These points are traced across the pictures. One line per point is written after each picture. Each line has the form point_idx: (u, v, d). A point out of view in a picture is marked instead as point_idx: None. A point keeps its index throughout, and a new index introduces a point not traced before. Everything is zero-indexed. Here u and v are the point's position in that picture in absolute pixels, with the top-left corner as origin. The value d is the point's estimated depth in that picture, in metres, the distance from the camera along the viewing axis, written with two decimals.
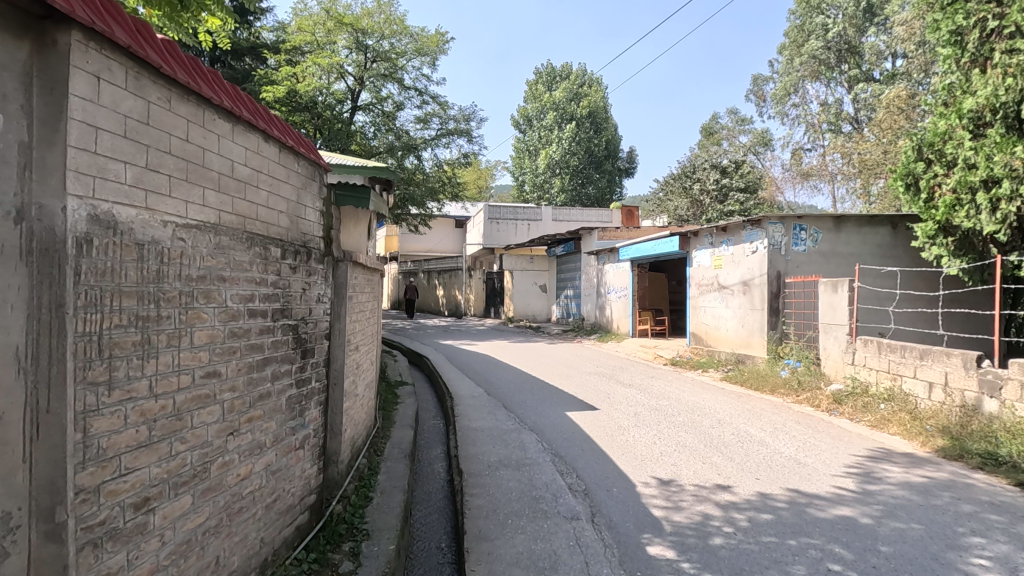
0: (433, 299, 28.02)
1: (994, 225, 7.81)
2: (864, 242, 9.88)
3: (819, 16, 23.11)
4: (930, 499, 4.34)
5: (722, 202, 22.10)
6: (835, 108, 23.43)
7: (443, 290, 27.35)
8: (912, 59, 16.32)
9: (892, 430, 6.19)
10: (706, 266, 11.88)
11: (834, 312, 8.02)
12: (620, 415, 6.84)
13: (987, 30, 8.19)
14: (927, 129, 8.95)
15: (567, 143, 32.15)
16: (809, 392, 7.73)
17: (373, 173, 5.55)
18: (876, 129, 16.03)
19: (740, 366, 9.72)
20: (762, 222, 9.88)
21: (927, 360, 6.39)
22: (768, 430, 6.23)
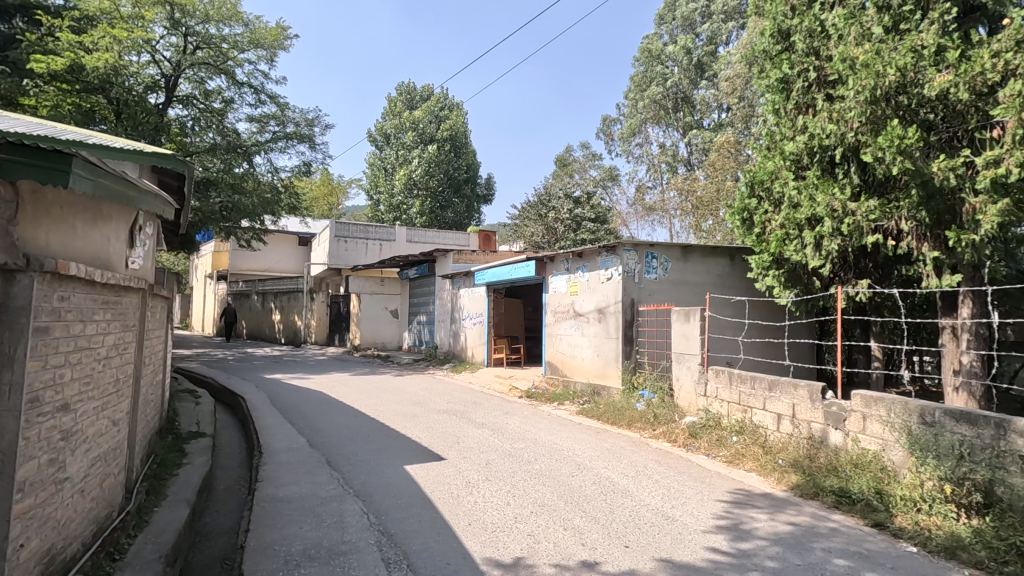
0: (268, 325, 24.86)
1: (818, 260, 8.13)
2: (707, 271, 10.14)
3: (659, 65, 25.12)
4: (804, 554, 3.84)
5: (575, 230, 22.68)
6: (672, 151, 25.60)
7: (279, 315, 24.28)
8: (736, 110, 18.14)
9: (747, 467, 5.94)
10: (562, 293, 11.54)
11: (686, 342, 7.88)
12: (469, 466, 5.80)
13: (810, 80, 8.37)
14: (756, 167, 9.25)
15: (426, 163, 31.16)
16: (665, 425, 7.41)
17: (151, 162, 4.02)
18: (709, 170, 17.42)
19: (596, 398, 9.32)
20: (616, 248, 9.74)
21: (775, 391, 6.29)
22: (630, 475, 5.61)
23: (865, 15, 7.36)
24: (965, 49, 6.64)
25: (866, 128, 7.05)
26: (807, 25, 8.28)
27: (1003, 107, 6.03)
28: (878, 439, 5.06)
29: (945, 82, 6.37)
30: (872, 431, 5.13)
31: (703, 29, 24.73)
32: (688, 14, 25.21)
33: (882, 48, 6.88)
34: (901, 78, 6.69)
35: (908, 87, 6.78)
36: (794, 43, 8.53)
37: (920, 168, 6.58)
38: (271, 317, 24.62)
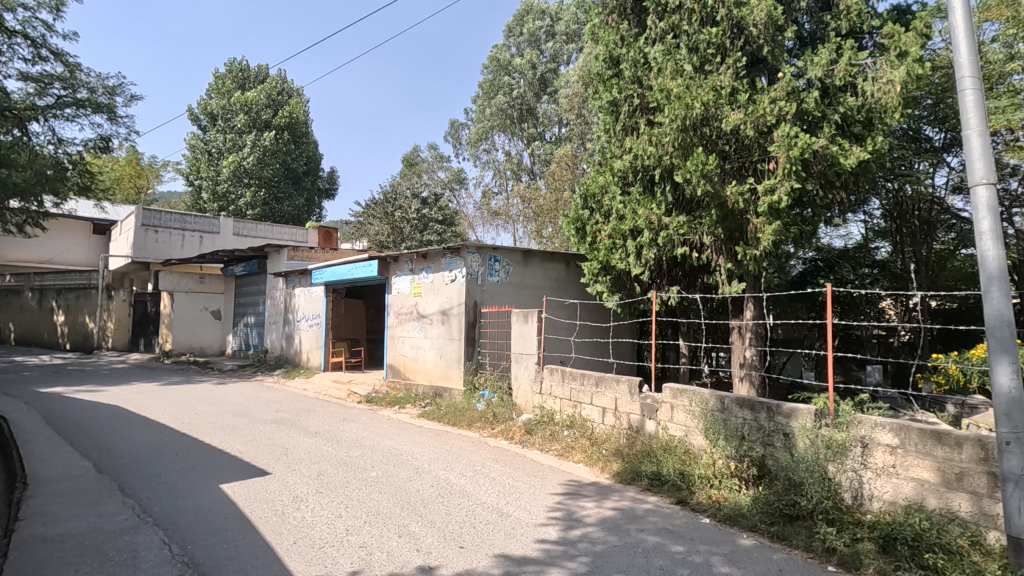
0: (47, 327, 20.64)
1: (639, 268, 9.07)
2: (545, 275, 10.69)
3: (506, 76, 26.02)
4: (622, 535, 4.18)
5: (422, 231, 22.49)
6: (516, 159, 26.69)
7: (65, 316, 20.32)
8: (574, 126, 19.49)
9: (576, 459, 6.35)
10: (405, 294, 11.34)
11: (524, 342, 8.21)
12: (298, 479, 5.36)
13: (635, 105, 9.28)
14: (590, 181, 10.02)
15: (260, 150, 28.48)
16: (503, 424, 7.64)
17: None
18: (549, 180, 18.49)
19: (438, 400, 9.30)
20: (460, 251, 9.83)
21: (601, 387, 6.82)
22: (468, 475, 5.66)
23: (679, 55, 8.37)
24: (751, 94, 7.86)
25: (678, 153, 8.04)
26: (633, 56, 9.16)
27: (777, 146, 7.30)
28: (682, 426, 5.75)
29: (736, 119, 7.50)
30: (678, 419, 5.80)
31: (547, 47, 26.19)
32: (534, 31, 26.49)
33: (691, 84, 7.87)
34: (705, 112, 7.69)
35: (710, 119, 7.78)
36: (623, 70, 9.40)
37: (718, 191, 7.71)
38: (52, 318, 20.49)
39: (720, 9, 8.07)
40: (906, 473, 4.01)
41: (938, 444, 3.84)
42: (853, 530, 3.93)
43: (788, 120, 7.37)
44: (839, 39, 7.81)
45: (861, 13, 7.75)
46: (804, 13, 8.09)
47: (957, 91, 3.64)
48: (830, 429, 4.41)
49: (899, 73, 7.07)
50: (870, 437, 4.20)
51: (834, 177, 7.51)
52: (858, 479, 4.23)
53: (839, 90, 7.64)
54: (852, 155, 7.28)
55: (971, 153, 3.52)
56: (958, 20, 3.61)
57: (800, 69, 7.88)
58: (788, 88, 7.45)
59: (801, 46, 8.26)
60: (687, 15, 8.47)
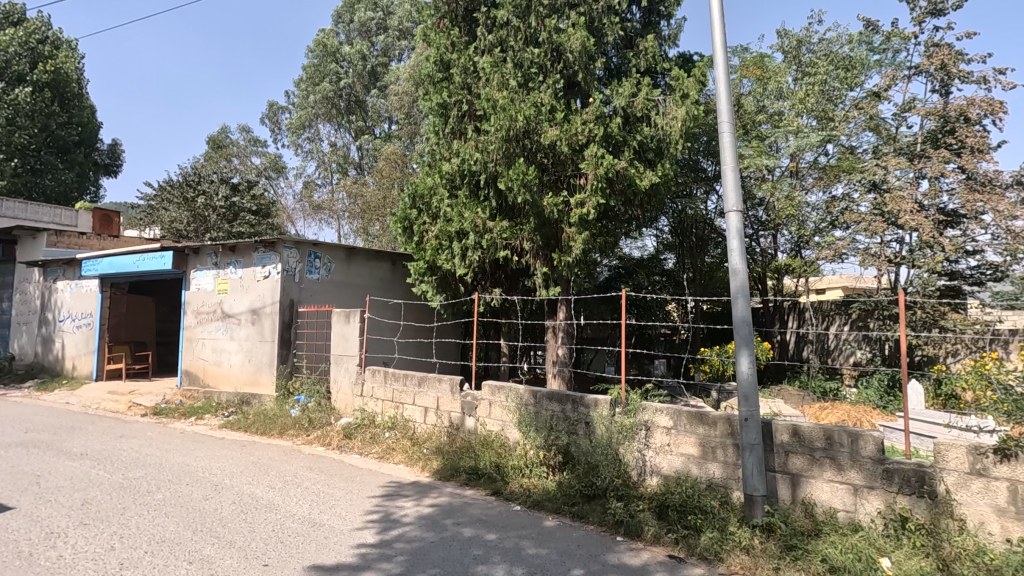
0: None
1: (464, 269, 9.32)
2: (370, 274, 10.39)
3: (333, 63, 24.64)
4: (440, 531, 4.27)
5: (231, 221, 20.24)
6: (343, 152, 25.49)
7: None
8: (404, 124, 19.26)
9: (396, 460, 6.29)
10: (207, 291, 10.13)
11: (345, 343, 7.89)
12: (53, 511, 4.45)
13: (463, 111, 9.53)
14: (418, 181, 10.01)
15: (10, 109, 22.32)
16: (320, 430, 7.24)
17: None
18: (377, 177, 18.01)
19: (245, 409, 8.48)
20: (275, 245, 9.08)
21: (423, 387, 6.84)
22: (277, 487, 5.25)
23: (505, 68, 8.81)
24: (567, 114, 8.58)
25: (502, 161, 8.51)
26: (463, 63, 9.39)
27: (587, 164, 8.11)
28: (499, 421, 6.04)
29: (553, 136, 8.15)
30: (496, 415, 6.08)
31: (378, 40, 25.54)
32: (364, 22, 25.60)
33: (515, 98, 8.35)
34: (526, 125, 8.22)
35: (531, 133, 8.33)
36: (453, 75, 9.59)
37: (536, 200, 8.32)
38: None
39: (542, 32, 8.71)
40: (677, 449, 4.75)
41: (700, 423, 4.63)
42: (636, 502, 4.54)
43: (596, 141, 8.23)
44: (638, 75, 8.95)
45: (655, 56, 8.98)
46: (612, 48, 9.10)
47: (718, 131, 4.44)
48: (622, 416, 5.04)
49: (681, 111, 8.34)
50: (652, 420, 4.89)
51: (633, 196, 8.58)
52: (642, 457, 4.91)
53: (637, 120, 8.73)
54: (646, 177, 8.38)
55: (727, 184, 4.31)
56: (720, 75, 4.39)
57: (607, 97, 8.83)
58: (597, 113, 8.36)
59: (609, 76, 9.24)
60: (513, 31, 8.98)
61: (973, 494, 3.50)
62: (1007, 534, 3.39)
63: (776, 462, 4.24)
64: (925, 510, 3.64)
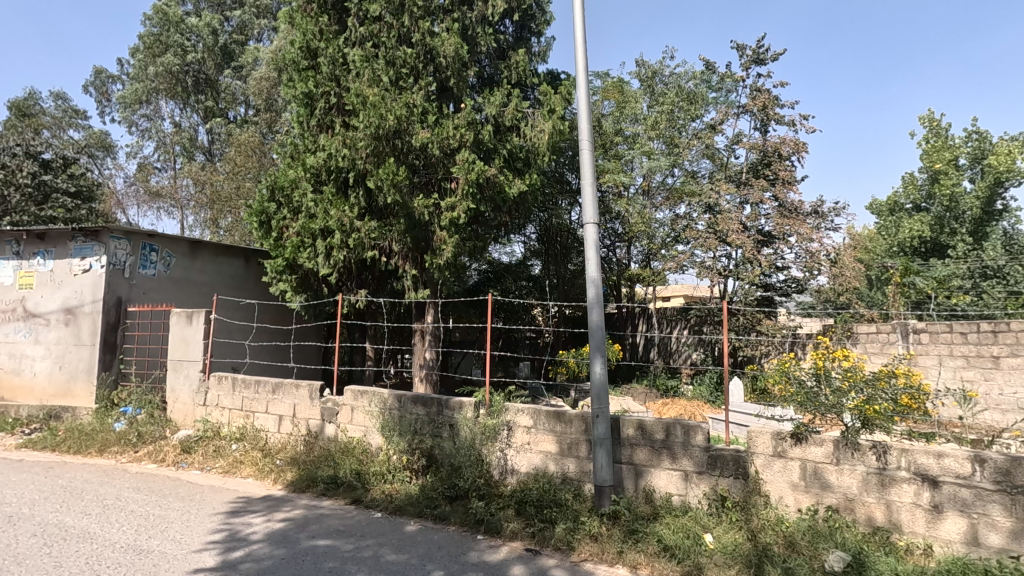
0: None
1: (327, 269, 8.86)
2: (219, 271, 9.45)
3: (178, 34, 21.83)
4: (292, 546, 4.01)
5: (40, 203, 17.20)
6: (189, 135, 22.90)
7: None
8: (263, 111, 17.82)
9: (243, 473, 5.79)
10: (5, 286, 8.51)
11: (185, 347, 7.10)
12: None
13: (330, 104, 9.08)
14: (279, 174, 9.36)
15: None
16: (151, 445, 6.42)
17: None
18: (229, 165, 16.46)
19: (53, 424, 7.25)
20: (99, 234, 7.89)
21: (278, 394, 6.37)
22: (93, 513, 4.57)
23: (377, 63, 8.58)
24: (439, 117, 8.58)
25: (370, 159, 8.29)
26: (332, 53, 8.96)
27: (459, 168, 8.19)
28: (361, 427, 5.84)
29: (424, 138, 8.11)
30: (358, 421, 5.87)
31: (233, 15, 23.36)
32: None
33: (386, 96, 8.16)
34: (397, 125, 8.09)
35: (402, 133, 8.22)
36: (320, 65, 9.11)
37: (406, 202, 8.20)
38: None
39: (415, 32, 8.64)
40: (537, 447, 4.98)
41: (558, 421, 4.90)
42: (497, 501, 4.67)
43: (467, 147, 8.35)
44: (509, 86, 9.25)
45: (526, 70, 9.35)
46: (485, 57, 9.30)
47: (579, 148, 4.75)
48: (485, 417, 5.16)
49: (548, 125, 8.76)
50: (514, 420, 5.08)
51: (501, 203, 8.82)
52: (504, 456, 5.07)
53: (507, 130, 9.03)
54: (514, 185, 8.66)
55: (586, 199, 4.62)
56: (582, 96, 4.71)
57: (479, 105, 9.00)
58: (469, 119, 8.50)
59: (482, 84, 9.41)
60: (386, 28, 8.79)
61: (775, 473, 4.14)
62: (799, 504, 4.06)
63: (623, 454, 4.64)
64: (740, 489, 4.22)
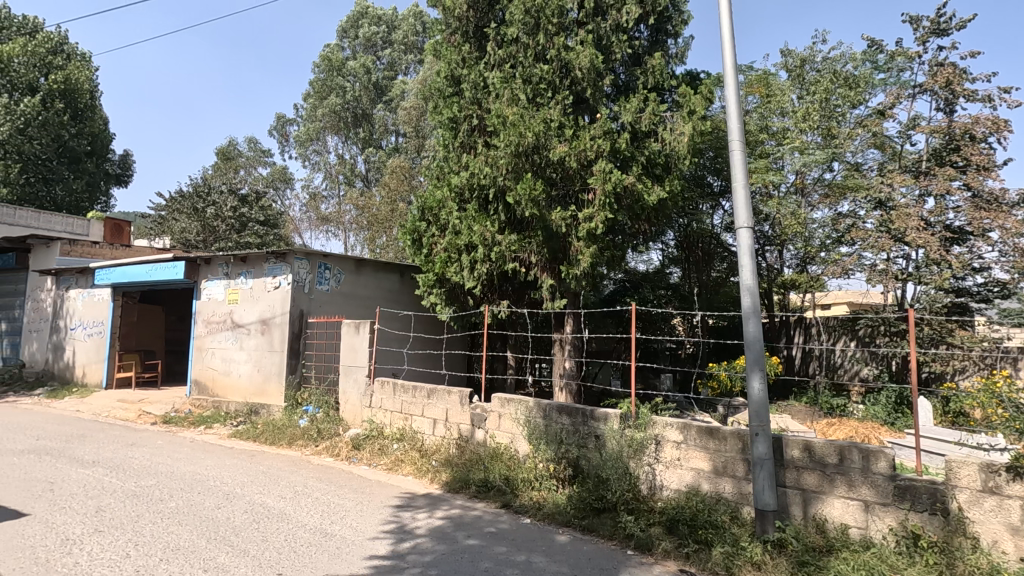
0: None
1: (472, 282, 9.36)
2: (378, 286, 10.45)
3: (339, 77, 25.13)
4: (453, 543, 4.28)
5: (239, 231, 20.46)
6: (350, 165, 25.72)
7: None
8: (410, 138, 19.49)
9: (404, 471, 6.30)
10: (218, 301, 10.24)
11: (354, 354, 7.94)
12: (69, 518, 4.48)
13: (473, 126, 9.63)
14: (427, 195, 10.11)
15: (23, 121, 22.78)
16: (328, 441, 7.28)
17: None
18: (383, 190, 18.34)
19: (253, 419, 8.55)
20: (286, 256, 9.18)
21: (432, 399, 6.85)
22: (288, 498, 5.29)
23: (515, 83, 8.96)
24: (575, 129, 8.67)
25: (510, 175, 8.63)
26: (473, 78, 9.54)
27: (596, 179, 8.18)
28: (508, 434, 6.05)
29: (562, 151, 8.25)
30: (505, 427, 6.09)
31: (384, 54, 25.92)
32: (370, 37, 26.16)
33: (524, 114, 8.47)
34: (535, 141, 8.32)
35: (540, 148, 8.42)
36: (463, 90, 9.74)
37: (544, 214, 8.40)
38: None
39: (551, 49, 8.85)
40: (688, 464, 4.76)
41: (711, 438, 4.64)
42: (647, 517, 4.55)
43: (604, 157, 8.32)
44: (646, 91, 9.07)
45: (663, 73, 9.11)
46: (619, 65, 9.23)
47: (728, 149, 4.49)
48: (632, 429, 5.06)
49: (688, 128, 8.42)
50: (662, 434, 4.92)
51: (640, 211, 8.64)
52: (652, 471, 4.92)
53: (645, 135, 8.84)
54: (653, 193, 8.44)
55: (737, 202, 4.37)
56: (732, 94, 4.47)
57: (615, 113, 8.95)
58: (604, 129, 8.47)
59: (617, 92, 9.33)
60: (523, 48, 9.12)
61: (985, 512, 3.51)
62: (1021, 552, 3.40)
63: (788, 478, 4.25)
64: (937, 528, 3.65)
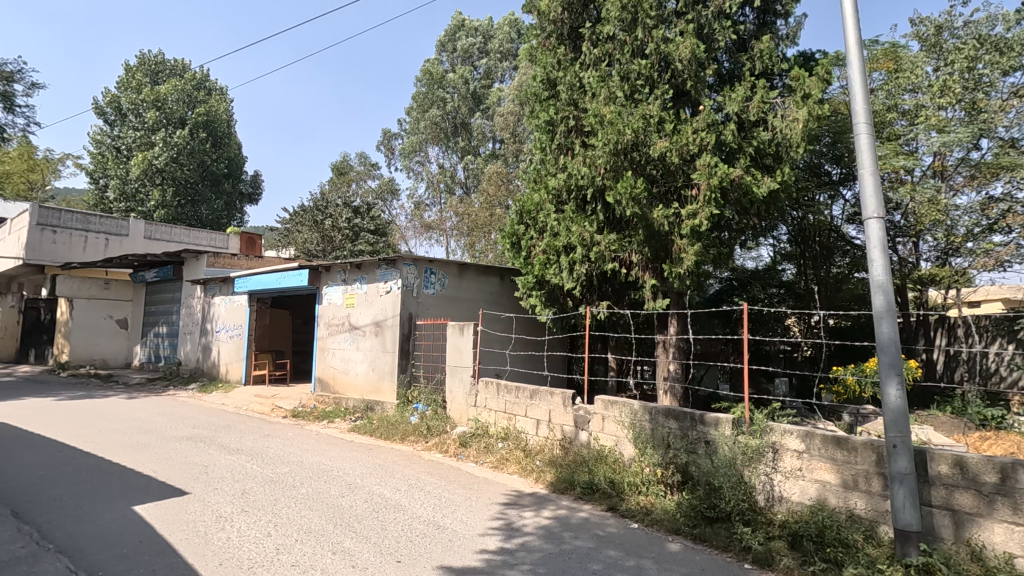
0: None
1: (571, 283, 9.35)
2: (480, 289, 10.77)
3: (440, 90, 26.18)
4: (560, 543, 4.30)
5: (353, 241, 22.04)
6: (450, 173, 26.74)
7: None
8: (507, 144, 19.90)
9: (510, 470, 6.44)
10: (336, 305, 11.10)
11: (459, 355, 8.25)
12: (221, 499, 5.08)
13: (570, 127, 9.62)
14: (526, 198, 10.24)
15: (176, 150, 26.26)
16: (437, 437, 7.62)
17: None
18: (482, 196, 18.87)
19: (369, 414, 9.17)
20: (396, 262, 9.76)
21: (535, 399, 6.93)
22: (403, 490, 5.62)
23: (612, 82, 8.83)
24: (676, 124, 8.37)
25: (609, 175, 8.51)
26: (569, 80, 9.54)
27: (700, 173, 7.85)
28: (612, 436, 5.98)
29: (663, 147, 8.01)
30: (609, 430, 6.02)
31: (481, 63, 26.67)
32: (467, 48, 27.07)
33: (623, 111, 8.32)
34: (635, 138, 8.14)
35: (640, 145, 8.23)
36: (560, 92, 9.77)
37: (645, 213, 8.20)
38: None
39: (649, 43, 8.60)
40: (811, 475, 4.42)
41: (838, 448, 4.28)
42: (766, 530, 4.29)
43: (709, 150, 7.94)
44: (753, 78, 8.55)
45: (773, 57, 8.54)
46: (723, 53, 8.78)
47: (853, 133, 4.12)
48: (746, 436, 4.79)
49: (802, 113, 7.81)
50: (781, 443, 4.61)
51: (749, 205, 8.16)
52: (769, 482, 4.63)
53: (753, 125, 8.34)
54: (764, 185, 7.94)
55: (865, 190, 3.99)
56: (857, 72, 4.08)
57: (719, 103, 8.53)
58: (708, 121, 8.10)
59: (720, 82, 8.88)
60: (620, 45, 8.97)
61: None
62: None
63: (935, 496, 3.80)
64: None
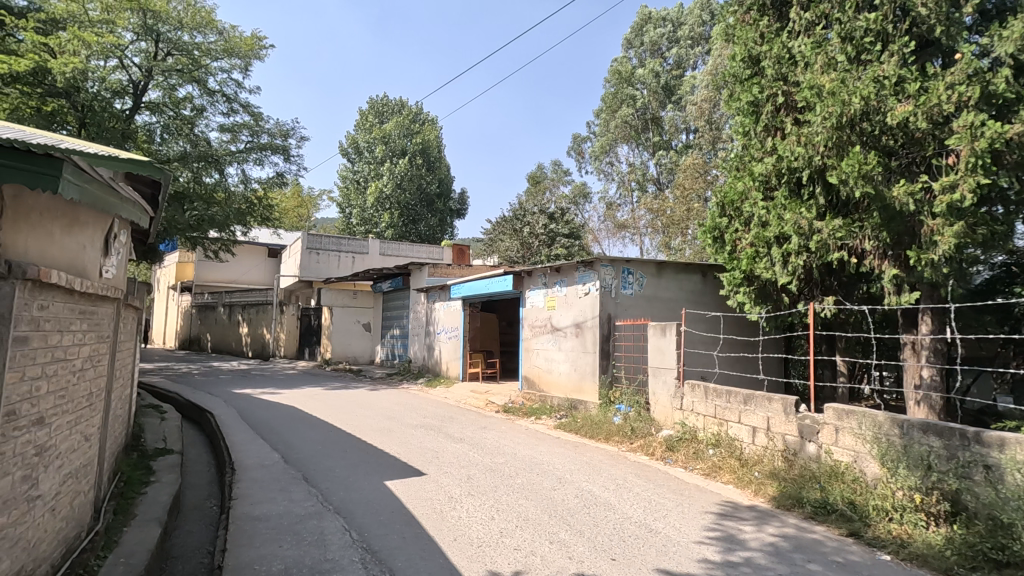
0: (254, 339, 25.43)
1: (786, 277, 8.40)
2: (680, 287, 10.33)
3: (629, 87, 25.73)
4: (791, 565, 3.89)
5: (549, 245, 22.98)
6: (642, 170, 26.18)
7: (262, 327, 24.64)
8: (703, 133, 18.75)
9: (723, 479, 6.04)
10: (538, 307, 11.67)
11: (662, 356, 8.02)
12: (451, 481, 5.73)
13: (778, 104, 8.64)
14: (727, 188, 9.50)
15: (399, 177, 30.44)
16: (643, 439, 7.52)
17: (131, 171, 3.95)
18: (677, 191, 18.04)
19: (573, 413, 9.45)
20: (594, 264, 9.90)
21: (750, 405, 6.40)
22: (612, 489, 5.66)
23: (830, 46, 7.71)
24: (920, 81, 7.00)
25: (831, 152, 7.44)
26: (775, 52, 8.58)
27: (959, 137, 6.43)
28: (849, 451, 5.22)
29: (904, 111, 6.74)
30: (845, 443, 5.26)
31: (670, 53, 25.63)
32: (655, 40, 26.28)
33: (847, 77, 7.22)
34: (864, 106, 6.99)
35: (871, 114, 7.05)
36: (764, 68, 8.86)
37: (881, 192, 6.97)
38: (252, 327, 25.64)
39: None
40: None
41: None
42: None
43: (972, 106, 6.45)
44: None
45: None
46: None
47: None
48: None
49: None
50: None
51: None
52: None
53: None
54: None
55: None
56: None
57: (984, 48, 6.92)
58: (969, 70, 6.57)
59: (983, 22, 7.29)
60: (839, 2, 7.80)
61: None
62: None
63: None
64: None
